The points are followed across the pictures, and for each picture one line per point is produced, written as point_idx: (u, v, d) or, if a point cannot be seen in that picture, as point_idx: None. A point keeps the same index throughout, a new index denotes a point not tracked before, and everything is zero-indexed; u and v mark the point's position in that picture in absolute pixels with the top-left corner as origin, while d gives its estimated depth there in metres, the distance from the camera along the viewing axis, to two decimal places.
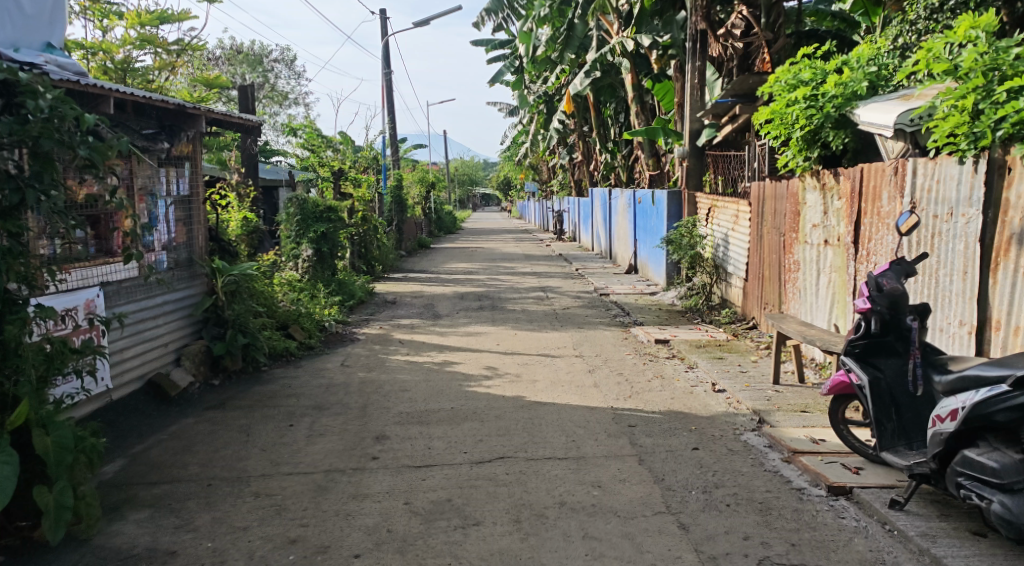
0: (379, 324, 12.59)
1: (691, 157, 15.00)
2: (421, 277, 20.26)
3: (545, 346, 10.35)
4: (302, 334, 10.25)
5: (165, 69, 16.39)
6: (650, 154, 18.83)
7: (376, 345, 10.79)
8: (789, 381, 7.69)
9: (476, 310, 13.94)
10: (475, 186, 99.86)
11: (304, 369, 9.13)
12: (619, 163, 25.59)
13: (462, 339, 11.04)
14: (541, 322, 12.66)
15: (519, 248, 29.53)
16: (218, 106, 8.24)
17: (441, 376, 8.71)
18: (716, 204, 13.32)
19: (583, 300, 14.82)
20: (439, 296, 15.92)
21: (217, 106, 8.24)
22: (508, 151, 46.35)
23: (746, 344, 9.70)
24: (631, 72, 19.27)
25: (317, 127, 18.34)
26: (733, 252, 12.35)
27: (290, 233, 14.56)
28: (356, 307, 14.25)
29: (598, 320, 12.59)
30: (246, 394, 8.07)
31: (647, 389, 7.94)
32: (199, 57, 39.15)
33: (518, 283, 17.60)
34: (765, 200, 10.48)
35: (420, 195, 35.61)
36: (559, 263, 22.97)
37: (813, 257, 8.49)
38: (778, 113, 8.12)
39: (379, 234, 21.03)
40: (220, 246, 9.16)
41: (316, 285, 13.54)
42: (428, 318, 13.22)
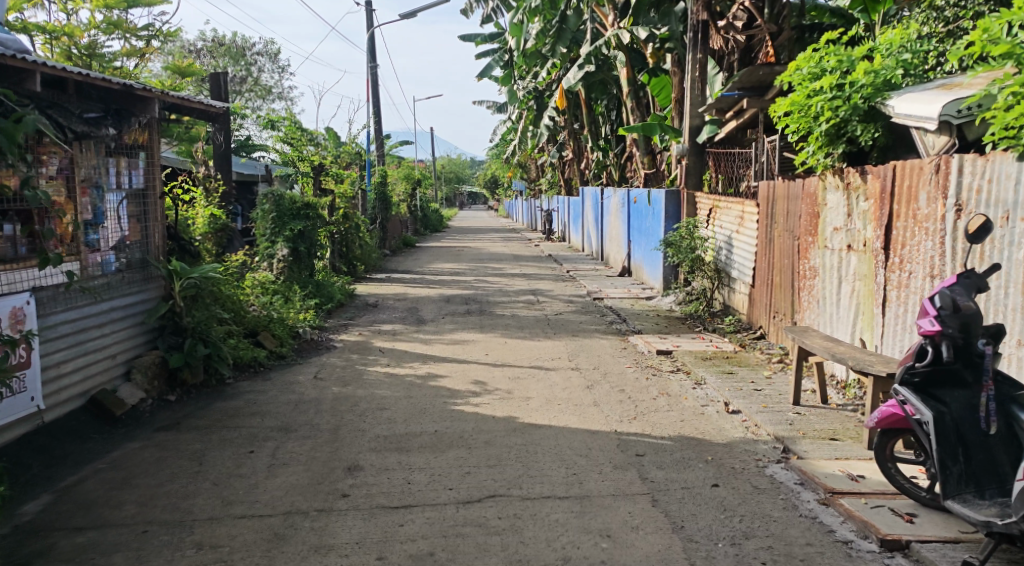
0: (359, 330, 11.75)
1: (691, 155, 14.19)
2: (405, 277, 19.40)
3: (538, 356, 9.54)
4: (273, 342, 9.38)
5: (134, 56, 15.49)
6: (645, 151, 17.98)
7: (355, 354, 9.94)
8: (811, 402, 6.91)
9: (463, 315, 13.12)
10: (462, 184, 98.95)
11: (273, 383, 8.29)
12: (611, 161, 24.96)
13: (448, 349, 10.21)
14: (532, 328, 11.87)
15: (507, 248, 28.68)
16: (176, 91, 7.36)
17: (424, 392, 7.89)
18: (718, 204, 12.60)
19: (576, 305, 14.01)
20: (423, 299, 15.08)
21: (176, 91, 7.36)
22: (496, 149, 45.51)
23: (756, 357, 8.92)
24: (626, 66, 18.45)
25: (297, 120, 17.45)
26: (738, 255, 11.60)
27: (265, 231, 13.67)
28: (335, 310, 13.40)
29: (593, 327, 11.79)
30: (206, 412, 7.23)
31: (653, 409, 7.14)
32: (180, 48, 38.22)
33: (507, 286, 16.80)
34: (775, 200, 9.71)
35: (405, 192, 34.73)
36: (549, 265, 22.15)
37: (833, 263, 7.74)
38: (799, 104, 7.34)
39: (362, 233, 20.16)
40: (179, 246, 8.30)
41: (292, 287, 12.66)
42: (412, 323, 12.39)
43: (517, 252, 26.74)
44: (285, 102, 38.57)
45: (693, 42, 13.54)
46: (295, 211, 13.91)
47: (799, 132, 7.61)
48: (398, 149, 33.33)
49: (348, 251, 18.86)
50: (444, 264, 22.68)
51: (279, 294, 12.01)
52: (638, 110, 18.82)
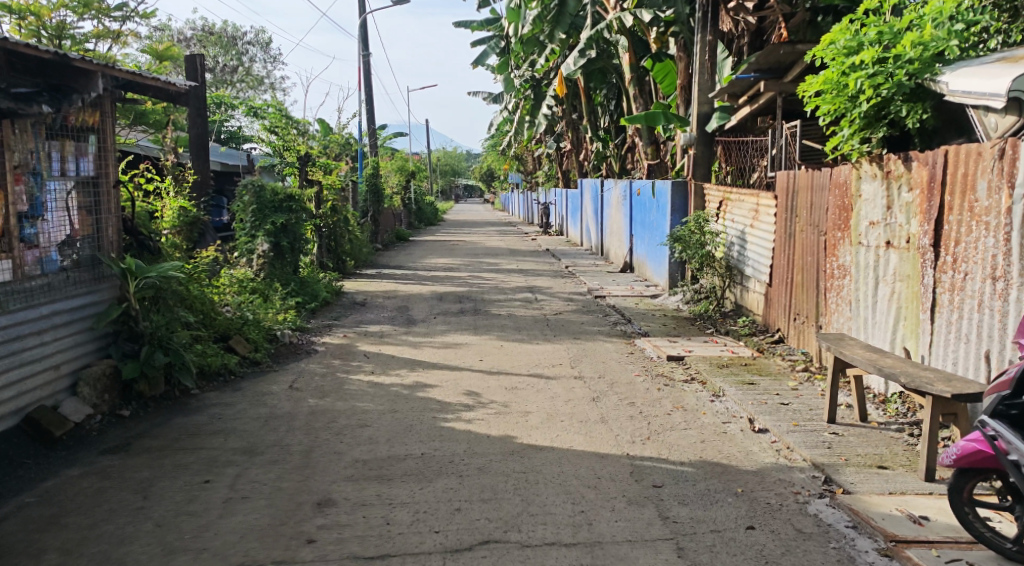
0: (344, 332, 10.90)
1: (699, 144, 13.24)
2: (397, 273, 18.53)
3: (538, 363, 8.70)
4: (246, 347, 8.53)
5: (108, 38, 14.61)
6: (649, 142, 17.17)
7: (337, 358, 9.09)
8: (848, 420, 6.10)
9: (456, 314, 12.27)
10: (457, 177, 97.94)
11: (243, 393, 7.44)
12: (611, 152, 24.21)
13: (439, 353, 9.37)
14: (530, 329, 11.05)
15: (502, 242, 27.77)
16: (125, 65, 6.51)
17: (410, 406, 7.06)
18: (729, 196, 11.80)
19: (576, 304, 13.17)
20: (414, 297, 14.22)
21: (125, 65, 6.51)
22: (492, 141, 44.61)
23: (778, 364, 8.10)
24: (629, 51, 17.57)
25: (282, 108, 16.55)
26: (751, 251, 10.79)
27: (245, 224, 12.78)
28: (320, 310, 12.53)
29: (597, 329, 10.96)
30: (163, 429, 6.39)
31: (668, 428, 6.30)
32: (168, 37, 37.27)
33: (503, 283, 15.97)
34: (797, 191, 8.90)
35: (399, 184, 33.82)
36: (547, 260, 21.30)
37: (868, 261, 6.93)
38: (833, 83, 6.53)
39: (351, 227, 19.28)
40: (138, 242, 7.47)
41: (272, 286, 11.79)
42: (401, 324, 11.55)
43: (513, 246, 25.88)
44: (276, 93, 37.64)
45: (702, 22, 12.66)
46: (277, 203, 13.04)
47: (832, 115, 6.80)
48: (392, 141, 32.44)
49: (337, 245, 17.98)
50: (438, 259, 21.83)
51: (257, 292, 11.14)
52: (641, 97, 17.91)
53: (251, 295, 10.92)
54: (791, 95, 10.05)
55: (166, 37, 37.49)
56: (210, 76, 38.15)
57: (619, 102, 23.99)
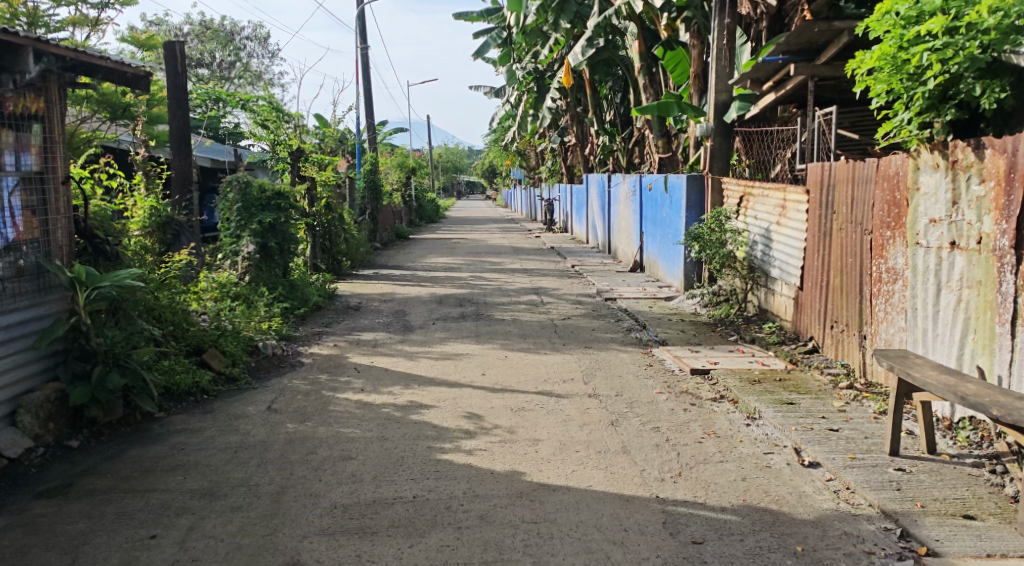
0: (335, 341, 10.02)
1: (717, 135, 12.32)
2: (395, 274, 17.65)
3: (546, 378, 7.82)
4: (221, 362, 7.64)
5: (86, 26, 13.75)
6: (660, 134, 16.07)
7: (324, 373, 8.21)
8: (914, 451, 5.23)
9: (457, 320, 11.40)
10: (459, 173, 97.01)
11: (214, 417, 6.57)
12: (618, 146, 23.27)
13: (437, 366, 8.47)
14: (537, 337, 10.17)
15: (506, 240, 26.88)
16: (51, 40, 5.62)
17: (403, 432, 6.18)
18: (751, 190, 10.89)
19: (585, 307, 12.28)
20: (412, 300, 13.35)
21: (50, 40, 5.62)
22: (494, 136, 43.72)
23: (817, 380, 7.22)
24: (639, 38, 16.62)
25: (274, 101, 15.69)
26: (778, 250, 9.88)
27: (230, 225, 11.90)
28: (310, 315, 11.66)
29: (609, 336, 10.08)
30: (115, 462, 5.52)
31: (700, 460, 5.42)
32: (163, 33, 36.56)
33: (507, 284, 15.09)
34: (835, 185, 8.02)
35: (399, 181, 32.98)
36: (552, 258, 20.41)
37: (927, 264, 6.06)
38: (891, 58, 5.66)
39: (347, 225, 18.42)
40: (93, 246, 6.58)
41: (257, 291, 10.91)
42: (397, 331, 10.66)
43: (517, 244, 25.00)
44: (274, 88, 36.78)
45: (720, 5, 11.77)
46: (264, 201, 12.14)
47: (888, 96, 5.93)
48: (392, 137, 31.63)
49: (331, 245, 17.10)
50: (438, 258, 20.96)
51: (240, 298, 10.26)
52: (651, 88, 16.94)
53: (231, 302, 10.03)
54: (823, 79, 9.15)
55: (161, 32, 36.77)
56: (206, 71, 37.40)
57: (626, 94, 23.10)
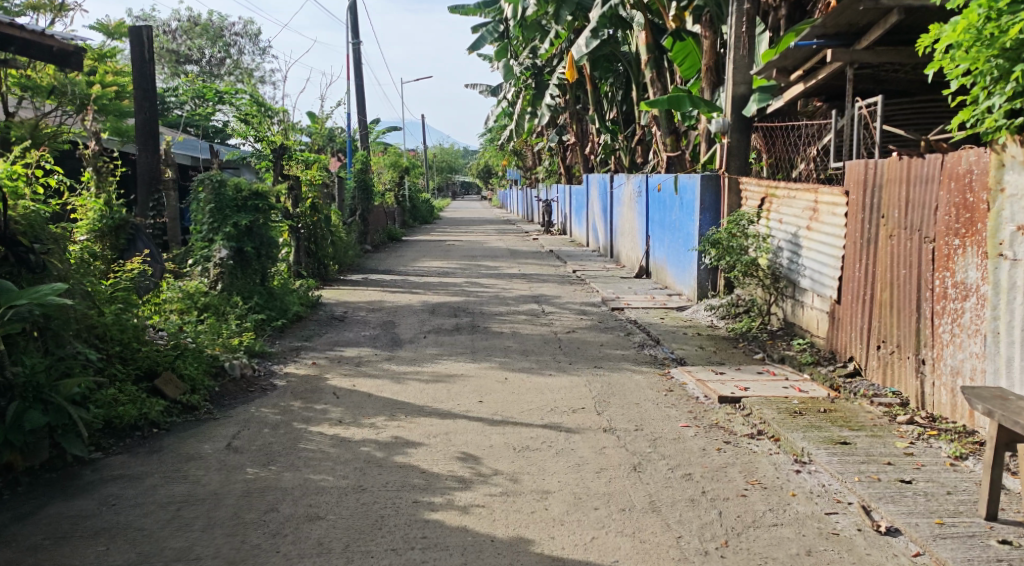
0: (314, 359, 8.98)
1: (734, 131, 11.29)
2: (385, 279, 16.60)
3: (554, 406, 6.78)
4: (176, 389, 6.56)
5: (51, 12, 12.72)
6: (668, 131, 15.04)
7: (298, 398, 7.17)
8: (1015, 516, 4.25)
9: (450, 333, 10.38)
10: (454, 174, 95.95)
11: (161, 458, 5.53)
12: (621, 144, 22.32)
13: (428, 391, 7.44)
14: (540, 353, 9.15)
15: (503, 242, 25.83)
16: None
17: (384, 479, 5.15)
18: (776, 191, 9.88)
19: (591, 318, 11.27)
20: (402, 310, 12.30)
21: None
22: (490, 135, 42.70)
23: (868, 412, 6.23)
24: (646, 28, 15.50)
25: (256, 95, 14.63)
26: (808, 258, 8.88)
27: (202, 229, 10.85)
28: (289, 327, 10.61)
29: (620, 353, 9.05)
30: (27, 525, 4.49)
31: (749, 523, 4.40)
32: (151, 29, 35.56)
33: (505, 291, 14.05)
34: (881, 187, 7.06)
35: (392, 181, 31.91)
36: (552, 263, 19.38)
37: (1018, 281, 5.17)
38: (972, 32, 4.83)
39: (335, 227, 17.36)
40: (16, 255, 5.50)
41: (230, 300, 9.87)
42: (385, 346, 9.64)
43: (514, 247, 23.95)
44: (264, 85, 35.65)
45: None
46: (240, 202, 11.14)
47: (968, 79, 5.06)
48: (385, 135, 30.57)
49: (317, 248, 16.04)
50: (431, 261, 19.92)
51: (210, 310, 9.22)
52: (659, 81, 15.81)
53: (199, 314, 8.99)
54: (862, 67, 8.23)
55: (149, 28, 35.74)
56: (195, 68, 36.40)
57: (628, 92, 22.15)
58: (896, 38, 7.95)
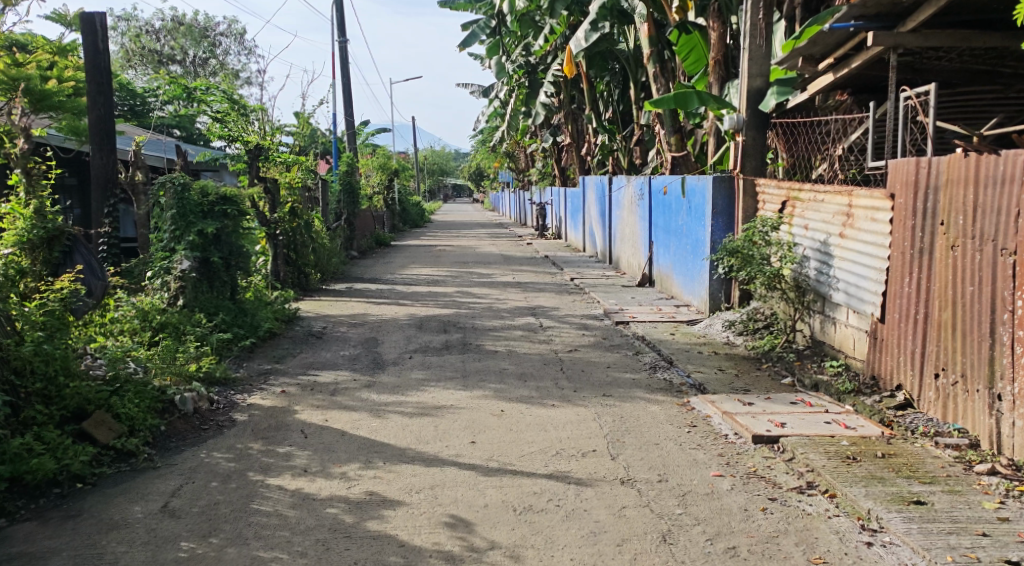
0: (284, 387, 7.94)
1: (750, 128, 10.25)
2: (370, 289, 15.56)
3: (560, 449, 5.76)
4: (109, 432, 5.54)
5: None
6: (672, 130, 14.00)
7: (260, 438, 6.13)
8: None
9: (439, 352, 9.36)
10: (445, 177, 94.87)
11: (79, 527, 4.52)
12: (618, 144, 21.34)
13: (412, 429, 6.40)
14: (538, 376, 8.13)
15: (495, 247, 24.80)
16: None
17: (354, 559, 4.14)
18: (800, 193, 8.87)
19: (594, 334, 10.25)
20: (386, 324, 11.26)
21: None
22: (481, 136, 41.69)
23: (936, 457, 5.26)
24: (648, 21, 14.43)
25: (230, 92, 13.56)
26: (840, 270, 7.88)
27: (164, 235, 9.87)
28: (260, 347, 9.56)
29: (630, 377, 8.04)
30: None
31: None
32: (133, 28, 34.48)
33: (499, 302, 13.02)
34: (939, 189, 6.12)
35: (381, 184, 30.85)
36: (547, 269, 18.35)
37: None
38: None
39: (317, 234, 16.33)
40: None
41: (191, 317, 8.85)
42: (366, 369, 8.61)
43: (507, 252, 22.94)
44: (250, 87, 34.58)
45: None
46: (206, 207, 10.18)
47: None
48: (373, 136, 29.50)
49: (297, 256, 14.88)
50: (420, 269, 18.90)
51: (166, 332, 8.19)
52: (663, 77, 14.74)
53: (151, 337, 7.97)
54: (904, 52, 7.27)
55: (131, 29, 34.71)
56: (179, 68, 35.39)
57: (625, 90, 21.20)
58: (945, 19, 6.99)
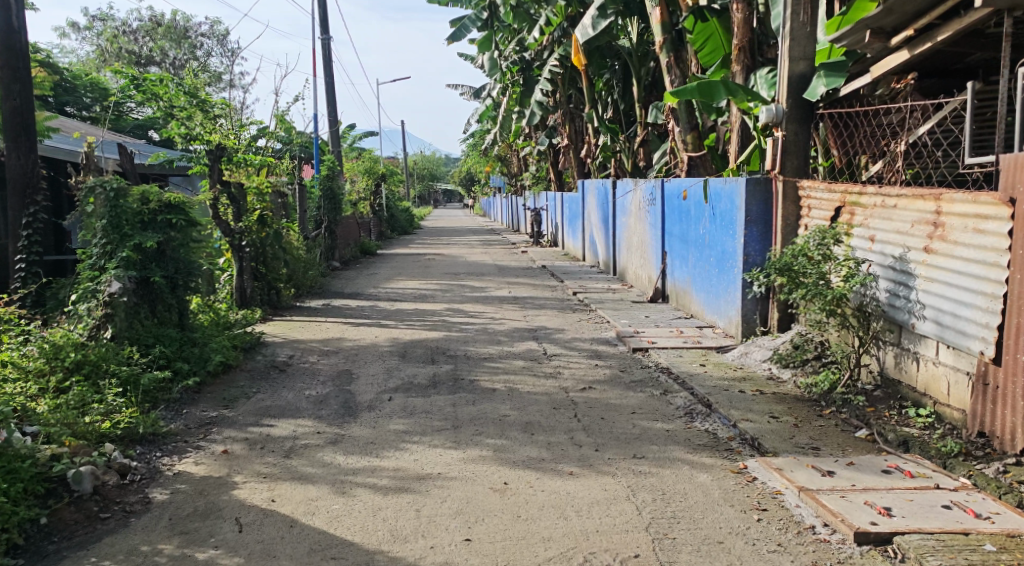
0: (226, 444, 6.30)
1: (792, 120, 8.63)
2: (350, 306, 13.92)
3: (583, 550, 4.29)
4: None
5: None
6: (688, 127, 12.37)
7: (177, 531, 4.61)
8: None
9: (424, 392, 7.75)
10: (435, 182, 93.22)
11: None
12: (621, 146, 19.76)
13: (386, 515, 4.79)
14: (548, 426, 6.53)
15: (489, 256, 23.18)
16: None
17: None
18: (862, 195, 7.26)
19: (609, 366, 8.64)
20: (364, 352, 9.65)
21: None
22: (472, 139, 40.02)
23: None
24: (660, 5, 12.80)
25: (188, 84, 11.88)
26: (923, 293, 6.27)
27: (94, 248, 8.35)
28: (208, 387, 7.95)
29: (662, 427, 6.43)
30: None
31: None
32: (110, 29, 32.77)
33: (495, 323, 11.41)
34: None
35: (367, 189, 29.20)
36: (546, 282, 16.74)
37: None
38: None
39: (290, 245, 14.68)
40: None
41: (120, 351, 7.30)
42: (334, 418, 6.99)
43: (501, 262, 21.28)
44: None
45: None
46: (146, 217, 8.59)
47: None
48: (358, 139, 27.80)
49: (266, 270, 13.46)
50: (407, 281, 17.25)
51: (75, 382, 6.61)
52: (677, 68, 13.04)
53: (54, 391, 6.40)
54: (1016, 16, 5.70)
55: (107, 28, 33.00)
56: (158, 71, 33.60)
57: (627, 87, 19.62)
58: None
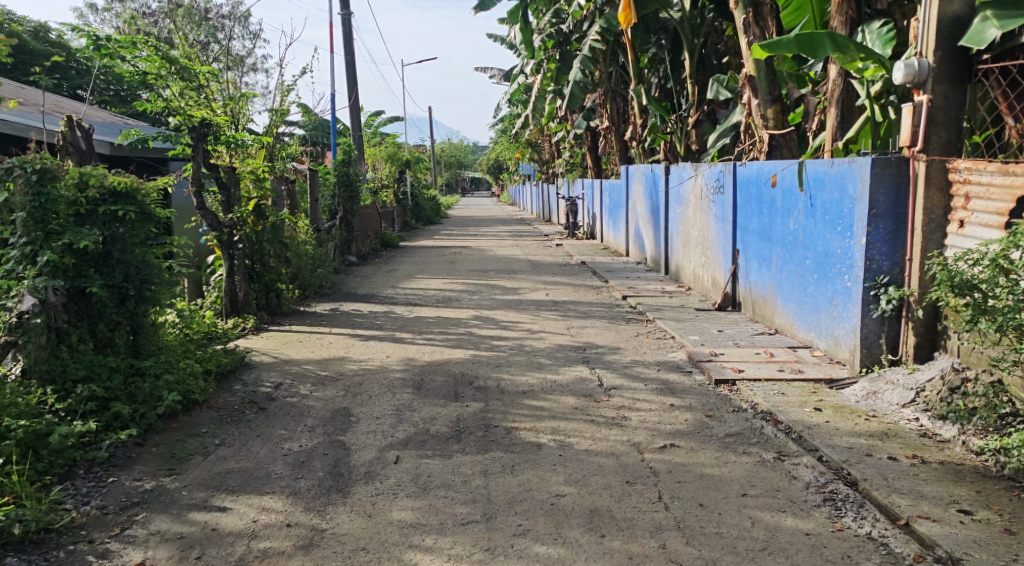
0: (151, 546, 4.33)
1: (940, 79, 6.41)
2: (361, 311, 11.86)
3: None
4: None
5: None
6: (769, 98, 10.16)
7: None
8: None
9: (441, 450, 5.65)
10: (462, 170, 91.19)
11: None
12: (673, 127, 17.43)
13: None
14: (623, 521, 4.44)
15: (521, 249, 21.03)
16: None
17: None
18: None
19: (690, 409, 6.49)
20: (370, 381, 7.57)
21: None
22: (502, 124, 37.72)
23: None
24: None
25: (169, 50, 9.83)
26: None
27: (12, 248, 6.26)
28: (156, 437, 6.00)
29: (794, 526, 4.33)
30: None
31: None
32: (125, 7, 30.93)
33: (535, 338, 9.29)
34: None
35: (390, 176, 27.14)
36: (589, 281, 14.58)
37: None
38: None
39: (295, 239, 12.65)
40: None
41: (26, 394, 5.40)
42: (312, 494, 4.94)
43: (534, 256, 19.16)
44: None
45: None
46: (84, 209, 6.52)
47: None
48: (382, 123, 25.73)
49: (264, 270, 11.44)
50: (429, 280, 15.16)
51: None
52: (757, 26, 10.76)
53: None
54: None
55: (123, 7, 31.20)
56: None
57: (677, 60, 17.12)
58: None
